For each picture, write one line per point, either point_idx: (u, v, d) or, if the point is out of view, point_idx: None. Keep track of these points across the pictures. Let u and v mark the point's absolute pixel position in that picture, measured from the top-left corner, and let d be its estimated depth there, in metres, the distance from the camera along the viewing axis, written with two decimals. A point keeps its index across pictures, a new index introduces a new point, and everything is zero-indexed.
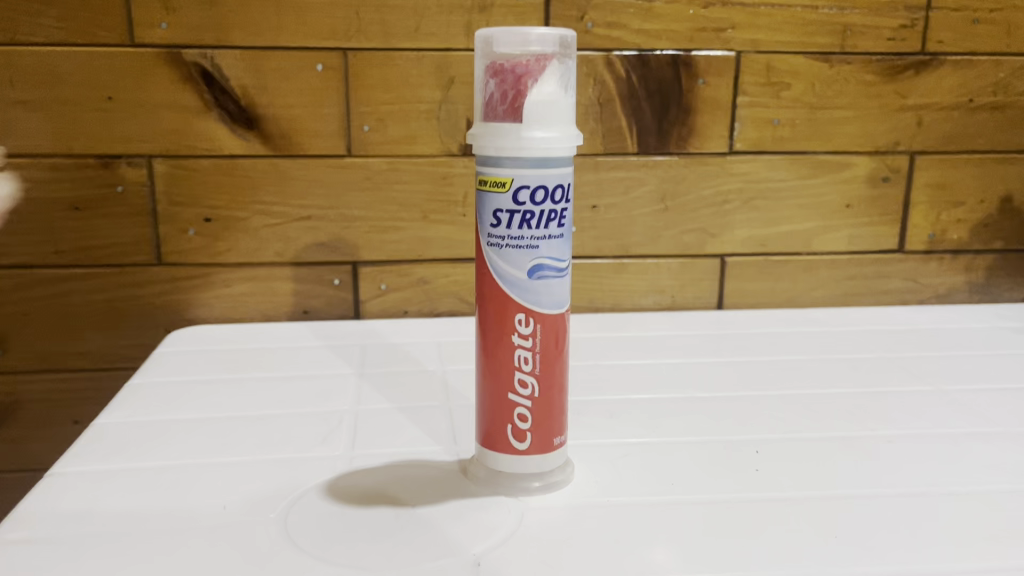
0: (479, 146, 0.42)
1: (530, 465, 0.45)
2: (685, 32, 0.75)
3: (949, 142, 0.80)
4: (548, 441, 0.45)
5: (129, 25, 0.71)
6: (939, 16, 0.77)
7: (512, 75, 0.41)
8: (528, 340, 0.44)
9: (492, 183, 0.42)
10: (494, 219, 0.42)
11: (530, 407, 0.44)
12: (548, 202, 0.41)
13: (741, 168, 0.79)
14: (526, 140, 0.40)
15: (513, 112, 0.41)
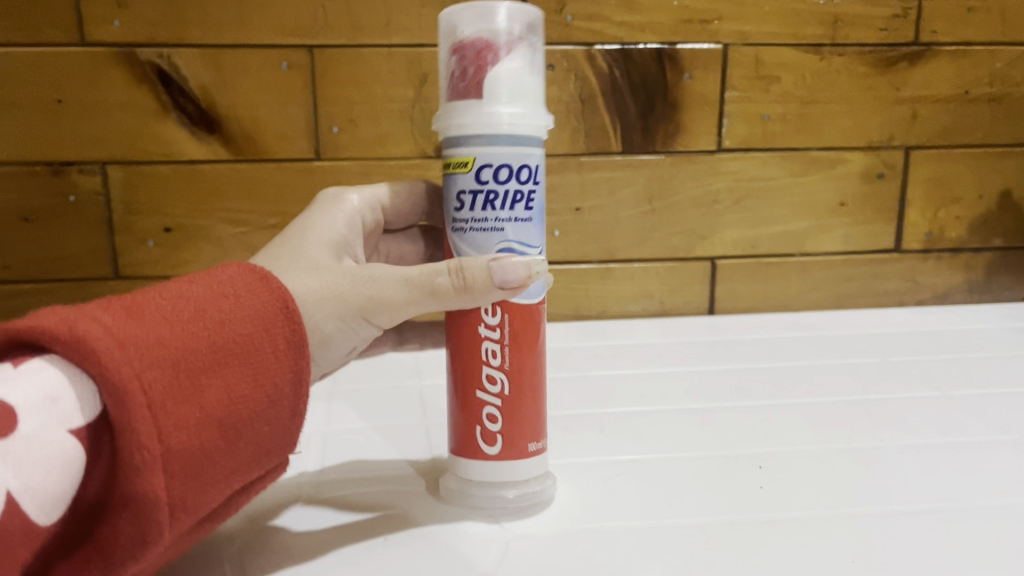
0: (442, 127, 0.38)
1: (504, 475, 0.41)
2: (670, 24, 0.72)
3: (945, 136, 0.77)
4: (523, 445, 0.41)
5: (81, 22, 0.66)
6: (933, 4, 0.74)
7: (472, 51, 0.37)
8: (495, 332, 0.40)
9: (453, 163, 0.38)
10: (457, 201, 0.38)
11: (500, 406, 0.41)
12: (514, 181, 0.37)
13: (730, 167, 0.76)
14: (486, 116, 0.36)
15: (473, 85, 0.37)
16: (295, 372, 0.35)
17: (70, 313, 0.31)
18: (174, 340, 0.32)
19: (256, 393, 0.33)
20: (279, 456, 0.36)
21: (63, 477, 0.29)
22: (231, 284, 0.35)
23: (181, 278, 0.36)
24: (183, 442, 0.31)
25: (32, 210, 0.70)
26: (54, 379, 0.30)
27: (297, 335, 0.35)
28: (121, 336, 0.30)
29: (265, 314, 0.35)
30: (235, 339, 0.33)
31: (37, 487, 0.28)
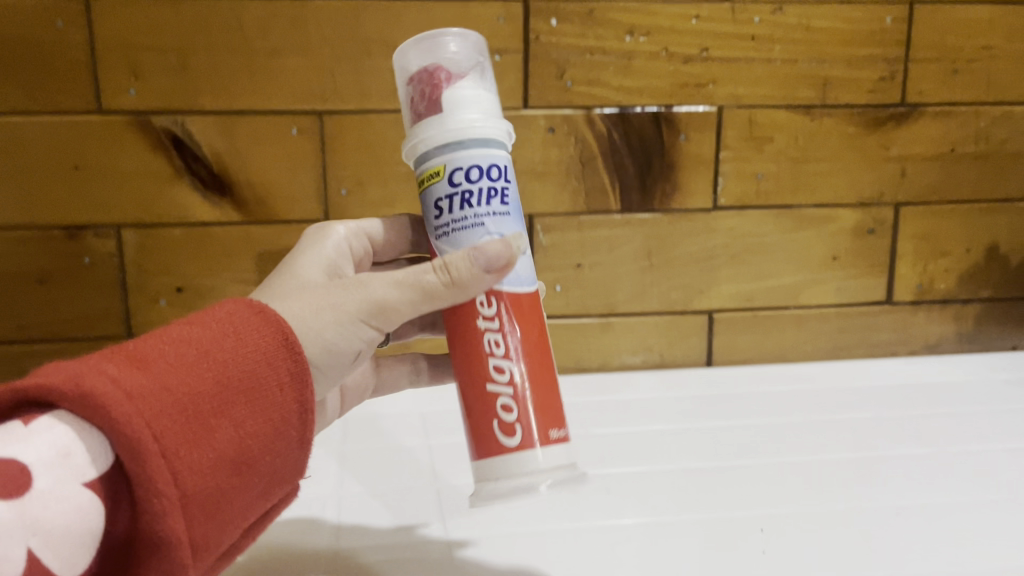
0: (410, 149, 0.41)
1: (530, 466, 0.41)
2: (667, 88, 0.74)
3: (933, 192, 0.80)
4: (544, 432, 0.41)
5: (99, 92, 0.69)
6: (918, 67, 0.77)
7: (426, 74, 0.40)
8: (495, 322, 0.41)
9: (427, 175, 0.41)
10: (436, 209, 0.41)
11: (513, 394, 0.41)
12: (485, 180, 0.40)
13: (726, 224, 0.78)
14: (448, 127, 0.39)
15: (431, 104, 0.40)
16: (298, 401, 0.38)
17: (77, 368, 0.32)
18: (183, 385, 0.34)
19: (261, 428, 0.37)
20: (286, 479, 0.39)
21: (81, 529, 0.31)
22: (228, 321, 0.38)
23: (181, 319, 0.38)
24: (197, 485, 0.34)
25: (48, 272, 0.72)
26: (64, 434, 0.31)
27: (299, 366, 0.38)
28: (132, 389, 0.32)
29: (265, 348, 0.38)
30: (239, 377, 0.36)
31: (56, 544, 0.30)
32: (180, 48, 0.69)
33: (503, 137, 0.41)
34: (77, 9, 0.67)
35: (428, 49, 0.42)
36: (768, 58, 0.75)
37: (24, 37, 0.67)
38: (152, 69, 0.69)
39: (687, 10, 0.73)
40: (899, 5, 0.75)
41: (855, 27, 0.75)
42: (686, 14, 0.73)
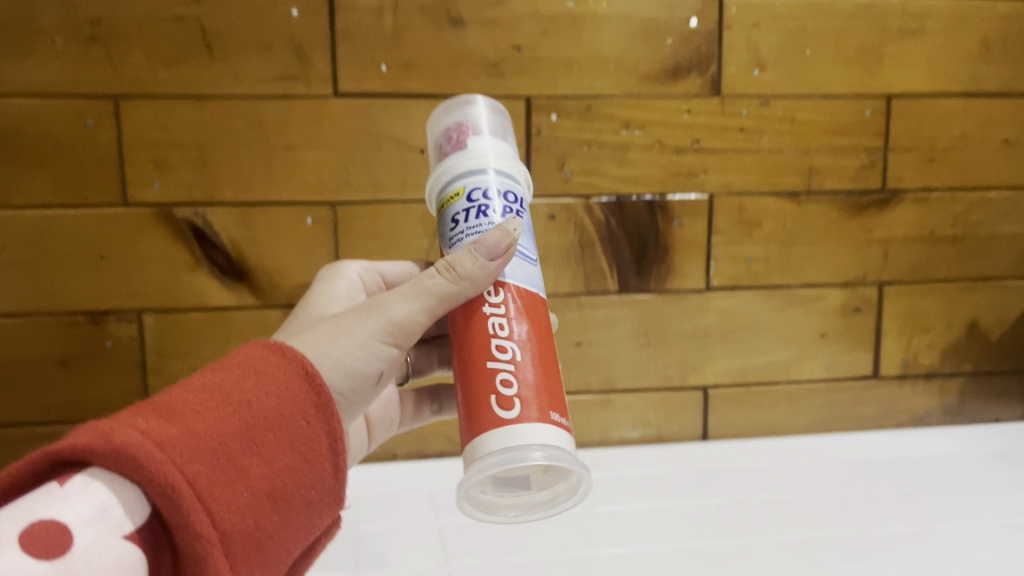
0: (433, 181, 0.44)
1: (526, 435, 0.38)
2: (660, 177, 0.79)
3: (914, 273, 0.84)
4: (543, 411, 0.39)
5: (125, 185, 0.72)
6: (897, 155, 0.81)
7: (455, 126, 0.45)
8: (500, 307, 0.42)
9: (447, 197, 0.43)
10: (452, 224, 0.43)
11: (514, 370, 0.40)
12: (503, 200, 0.42)
13: (718, 304, 0.82)
14: (472, 157, 0.43)
15: (458, 143, 0.44)
16: (328, 434, 0.40)
17: (105, 425, 0.34)
18: (211, 430, 0.36)
19: (292, 462, 0.39)
20: (327, 512, 0.41)
21: None
22: (249, 364, 0.40)
23: (203, 369, 0.40)
24: (234, 523, 0.35)
25: (70, 356, 0.75)
26: (101, 490, 0.32)
27: (323, 398, 0.40)
28: (161, 438, 0.34)
29: (288, 385, 0.40)
30: (265, 415, 0.38)
31: None
32: (202, 144, 0.73)
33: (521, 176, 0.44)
34: (107, 110, 0.71)
35: (459, 108, 0.46)
36: (755, 148, 0.79)
37: (56, 135, 0.71)
38: (176, 164, 0.73)
39: (679, 104, 0.78)
40: (877, 99, 0.80)
41: (837, 120, 0.80)
42: (678, 108, 0.78)
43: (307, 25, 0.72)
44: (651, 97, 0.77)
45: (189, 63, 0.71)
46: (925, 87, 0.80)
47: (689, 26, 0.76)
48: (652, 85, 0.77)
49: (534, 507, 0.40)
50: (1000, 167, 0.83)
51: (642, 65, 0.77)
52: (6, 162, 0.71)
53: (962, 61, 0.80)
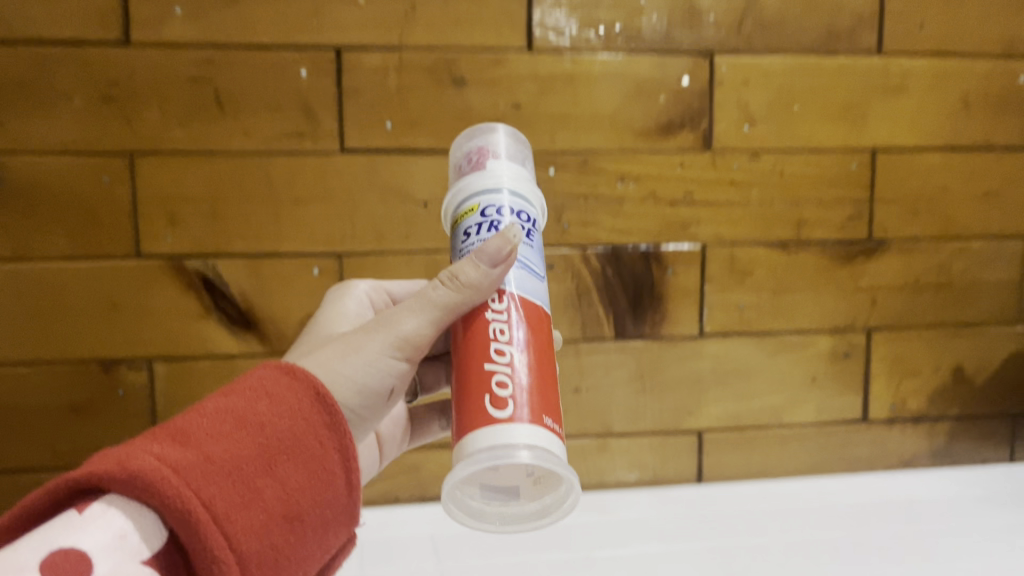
0: (450, 199, 0.46)
1: (516, 434, 0.38)
2: (654, 228, 0.82)
3: (901, 319, 0.86)
4: (535, 414, 0.40)
5: (138, 238, 0.75)
6: (882, 206, 0.84)
7: (475, 150, 0.48)
8: (502, 314, 0.43)
9: (462, 214, 0.45)
10: (464, 238, 0.45)
11: (510, 373, 0.41)
12: (514, 217, 0.44)
13: (712, 350, 0.84)
14: (489, 177, 0.45)
15: (478, 164, 0.46)
16: (340, 453, 0.43)
17: (124, 452, 0.37)
18: (226, 454, 0.39)
19: (304, 483, 0.41)
20: (343, 528, 0.44)
21: None
22: (262, 387, 0.43)
23: (217, 391, 0.43)
24: (250, 542, 0.38)
25: (82, 403, 0.77)
26: (118, 518, 0.35)
27: (334, 417, 0.43)
28: (178, 463, 0.37)
29: (300, 407, 0.43)
30: (278, 437, 0.41)
31: None
32: (213, 198, 0.75)
33: (534, 198, 0.46)
34: (122, 167, 0.74)
35: (481, 136, 0.49)
36: (746, 201, 0.82)
37: (72, 191, 0.74)
38: (187, 217, 0.75)
39: (673, 158, 0.81)
40: (862, 153, 0.83)
41: (824, 172, 0.83)
42: (671, 162, 0.81)
43: (316, 84, 0.75)
44: (645, 151, 0.81)
45: (202, 122, 0.74)
46: (908, 141, 0.84)
47: (682, 85, 0.80)
48: (646, 140, 0.80)
49: (521, 516, 0.40)
50: (982, 217, 0.86)
51: (636, 121, 0.80)
52: (24, 217, 0.73)
53: (942, 117, 0.84)
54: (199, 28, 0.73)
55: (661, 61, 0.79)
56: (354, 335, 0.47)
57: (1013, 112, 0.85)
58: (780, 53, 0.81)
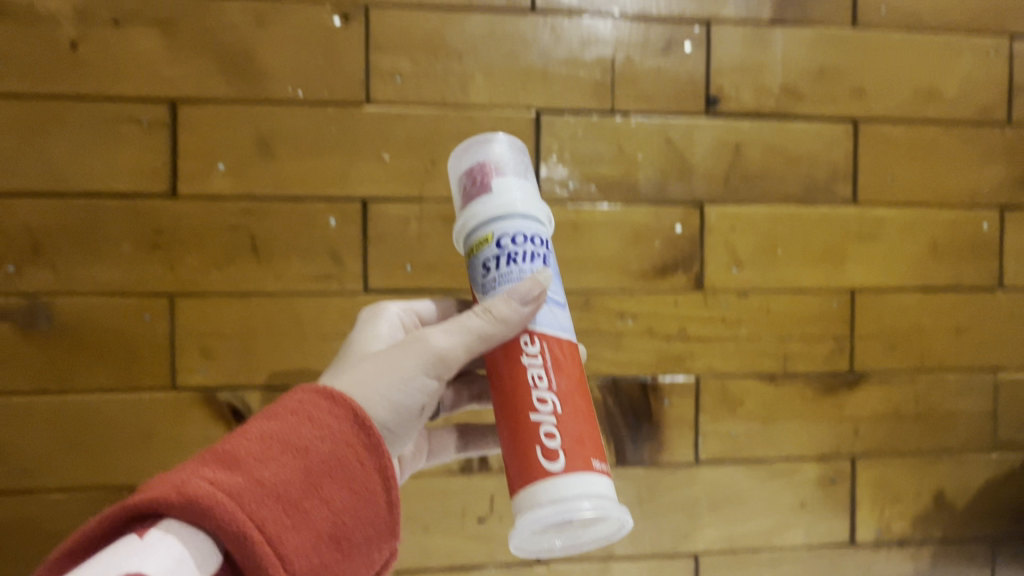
0: (462, 225, 0.50)
1: (575, 490, 0.46)
2: (652, 361, 0.88)
3: (882, 447, 0.92)
4: (584, 462, 0.47)
5: (174, 371, 0.81)
6: (862, 341, 0.91)
7: (476, 168, 0.50)
8: (537, 357, 0.50)
9: (477, 243, 0.49)
10: (484, 269, 0.49)
11: (555, 423, 0.48)
12: (528, 244, 0.49)
13: (706, 475, 0.90)
14: (496, 204, 0.48)
15: (482, 187, 0.49)
16: (380, 472, 0.48)
17: (181, 479, 0.41)
18: (275, 477, 0.43)
19: (347, 501, 0.46)
20: (383, 541, 0.48)
21: None
22: (304, 408, 0.47)
23: (262, 413, 0.47)
24: (302, 558, 0.43)
25: None
26: (176, 544, 0.40)
27: (373, 438, 0.47)
28: (231, 488, 0.42)
29: (341, 429, 0.47)
30: (322, 459, 0.45)
31: None
32: (244, 334, 0.82)
33: (541, 215, 0.50)
34: (164, 305, 0.80)
35: (478, 146, 0.51)
36: (736, 336, 0.89)
37: (114, 327, 0.80)
38: (219, 352, 0.81)
39: (667, 297, 0.88)
40: (842, 292, 0.90)
41: (808, 310, 0.90)
42: (666, 301, 0.88)
43: (342, 232, 0.82)
44: (642, 291, 0.87)
45: (238, 266, 0.81)
46: (883, 282, 0.91)
47: (675, 231, 0.87)
48: (642, 281, 0.87)
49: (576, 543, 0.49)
50: (954, 352, 0.93)
51: (634, 264, 0.87)
52: (69, 352, 0.79)
53: (914, 260, 0.92)
54: (239, 181, 0.81)
55: (656, 210, 0.87)
56: (391, 351, 0.50)
57: (979, 256, 0.93)
58: (763, 203, 0.89)
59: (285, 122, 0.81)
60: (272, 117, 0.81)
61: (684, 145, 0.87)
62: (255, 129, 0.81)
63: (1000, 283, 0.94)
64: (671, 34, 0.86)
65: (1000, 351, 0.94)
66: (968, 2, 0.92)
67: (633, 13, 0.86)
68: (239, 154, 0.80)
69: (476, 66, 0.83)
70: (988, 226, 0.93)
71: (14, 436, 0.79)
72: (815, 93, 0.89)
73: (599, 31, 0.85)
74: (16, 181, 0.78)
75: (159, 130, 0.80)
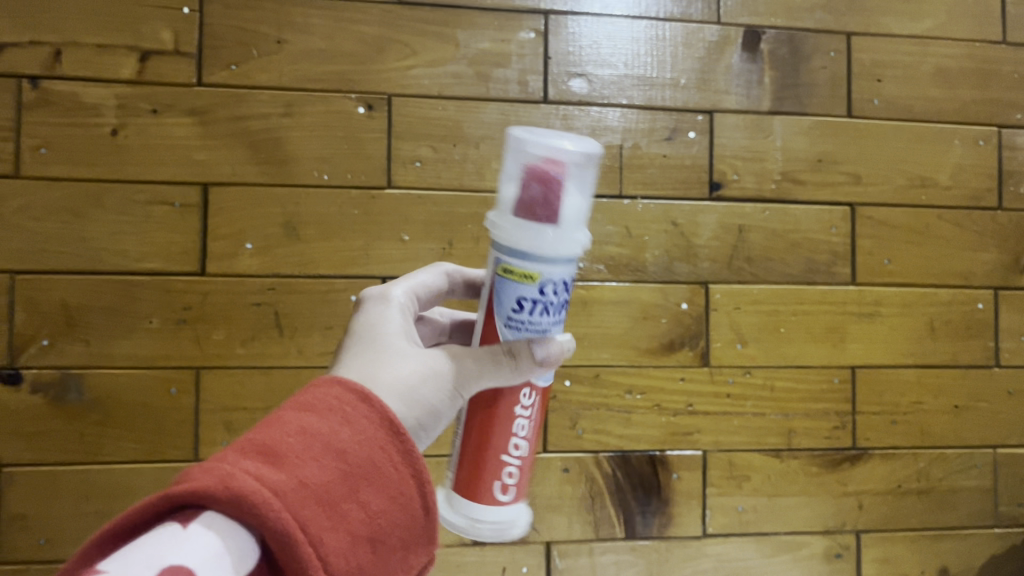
0: (513, 244, 0.45)
1: (508, 522, 0.52)
2: (660, 434, 0.90)
3: (886, 523, 0.94)
4: (522, 497, 0.53)
5: (197, 444, 0.84)
6: (864, 417, 0.94)
7: (553, 185, 0.45)
8: (527, 411, 0.51)
9: (522, 277, 0.46)
10: (516, 305, 0.48)
11: (518, 467, 0.51)
12: (563, 297, 0.48)
13: (714, 548, 0.91)
14: (559, 249, 0.45)
15: (549, 216, 0.45)
16: (416, 477, 0.44)
17: (222, 471, 0.37)
18: (315, 476, 0.39)
19: (385, 504, 0.42)
20: (418, 548, 0.44)
21: None
22: (339, 405, 0.43)
23: (291, 403, 0.43)
24: (340, 562, 0.39)
25: None
26: (214, 539, 0.35)
27: (406, 443, 0.44)
28: (274, 486, 0.37)
29: (377, 432, 0.43)
30: (361, 461, 0.41)
31: None
32: (266, 407, 0.84)
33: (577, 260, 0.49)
34: (189, 379, 0.84)
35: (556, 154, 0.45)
36: (741, 412, 0.91)
37: (141, 400, 0.83)
38: (241, 425, 0.84)
39: (674, 373, 0.91)
40: (843, 369, 0.93)
41: (811, 387, 0.93)
42: (674, 377, 0.91)
43: None
44: (650, 366, 0.90)
45: (262, 342, 0.85)
46: (883, 360, 0.94)
47: (681, 309, 0.91)
48: (650, 357, 0.90)
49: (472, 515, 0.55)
50: (953, 428, 0.96)
51: (642, 341, 0.90)
52: (97, 424, 0.82)
53: (913, 339, 0.95)
54: (265, 260, 0.85)
55: (662, 289, 0.90)
56: (427, 360, 0.49)
57: (975, 335, 0.96)
58: (767, 282, 0.92)
59: (311, 205, 0.85)
60: (298, 200, 0.85)
61: (689, 228, 0.91)
62: (282, 211, 0.85)
63: (996, 360, 0.97)
64: (676, 122, 0.91)
65: (999, 427, 0.97)
66: (958, 95, 0.97)
67: (641, 103, 0.91)
68: (267, 234, 0.85)
69: (492, 153, 0.88)
70: (983, 305, 0.96)
71: (39, 506, 0.81)
72: (813, 179, 0.94)
73: (608, 120, 0.90)
74: (54, 260, 0.82)
75: (191, 211, 0.84)
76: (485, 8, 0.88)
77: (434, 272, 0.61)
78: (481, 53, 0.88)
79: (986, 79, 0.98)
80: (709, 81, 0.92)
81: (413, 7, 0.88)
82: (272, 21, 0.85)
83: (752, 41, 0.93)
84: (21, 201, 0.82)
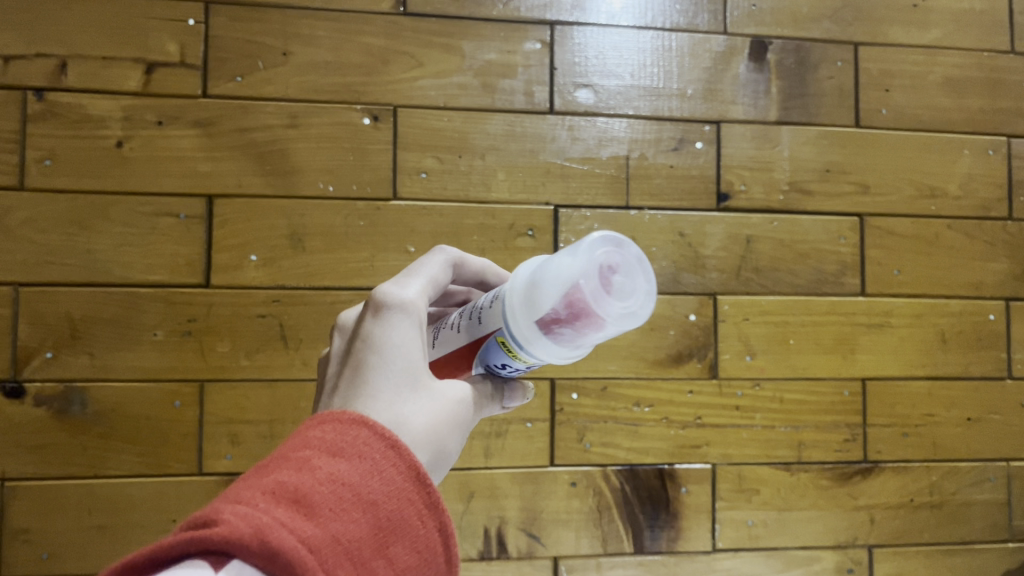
0: (519, 335, 0.43)
1: None
2: (668, 447, 0.89)
3: (897, 537, 0.93)
4: None
5: (201, 457, 0.83)
6: (875, 430, 0.93)
7: (581, 326, 0.40)
8: None
9: (517, 358, 0.45)
10: (499, 363, 0.47)
11: None
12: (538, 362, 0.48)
13: (724, 564, 0.90)
14: (562, 359, 0.43)
15: (561, 341, 0.41)
16: (444, 533, 0.39)
17: (252, 518, 0.32)
18: (344, 531, 0.34)
19: (415, 562, 0.37)
20: None
21: None
22: (368, 452, 0.38)
23: (314, 443, 0.38)
24: None
25: None
26: None
27: (434, 496, 0.38)
28: (304, 540, 0.33)
29: (404, 483, 0.38)
30: (389, 515, 0.36)
31: None
32: (271, 421, 0.84)
33: None
34: (193, 392, 0.83)
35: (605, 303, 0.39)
36: (750, 424, 0.90)
37: (145, 413, 0.82)
38: (245, 438, 0.83)
39: (683, 386, 0.89)
40: (853, 381, 0.92)
41: (822, 399, 0.92)
42: (682, 389, 0.89)
43: None
44: (659, 378, 0.89)
45: (267, 354, 0.84)
46: (894, 372, 0.93)
47: (689, 320, 0.90)
48: (659, 369, 0.89)
49: None
50: (966, 441, 0.94)
51: (650, 352, 0.89)
52: (100, 437, 0.82)
53: (924, 351, 0.94)
54: (270, 272, 0.84)
55: (670, 300, 0.89)
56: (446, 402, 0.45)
57: (986, 346, 0.95)
58: (775, 293, 0.91)
59: (316, 216, 0.85)
60: (303, 211, 0.85)
61: (697, 239, 0.90)
62: (287, 222, 0.84)
63: (1009, 372, 0.96)
64: (683, 133, 0.91)
65: (1012, 439, 0.95)
66: (966, 105, 0.96)
67: (648, 114, 0.90)
68: (272, 246, 0.84)
69: (498, 163, 0.88)
70: (994, 316, 0.96)
71: (41, 520, 0.80)
72: (822, 190, 0.93)
73: (614, 131, 0.90)
74: (58, 272, 0.82)
75: (196, 223, 0.83)
76: (491, 19, 0.88)
77: (442, 259, 0.51)
78: (487, 63, 0.88)
79: (995, 88, 0.97)
80: (716, 92, 0.92)
81: (419, 19, 0.87)
82: (279, 32, 0.85)
83: (759, 52, 0.93)
84: (26, 213, 0.81)
